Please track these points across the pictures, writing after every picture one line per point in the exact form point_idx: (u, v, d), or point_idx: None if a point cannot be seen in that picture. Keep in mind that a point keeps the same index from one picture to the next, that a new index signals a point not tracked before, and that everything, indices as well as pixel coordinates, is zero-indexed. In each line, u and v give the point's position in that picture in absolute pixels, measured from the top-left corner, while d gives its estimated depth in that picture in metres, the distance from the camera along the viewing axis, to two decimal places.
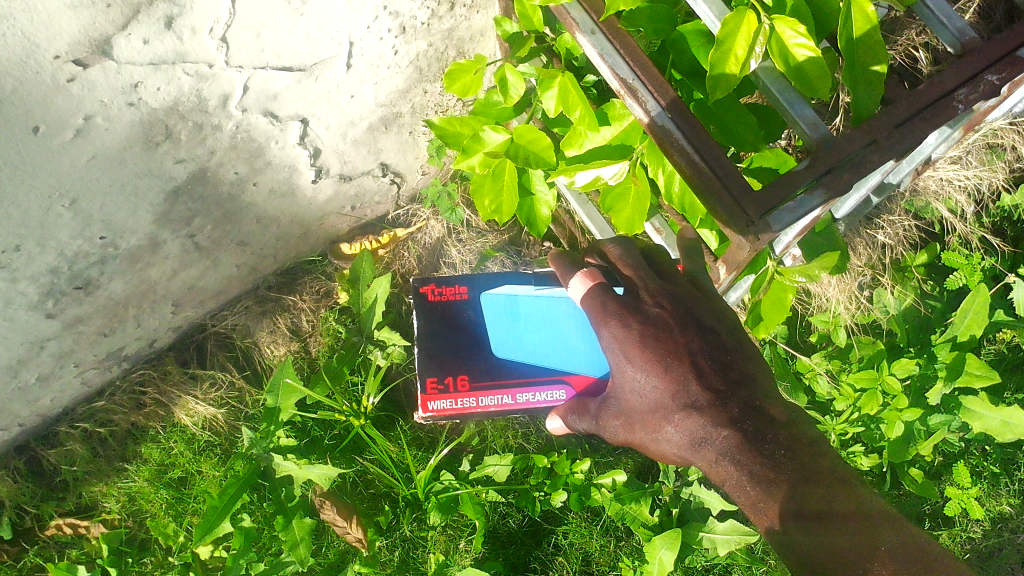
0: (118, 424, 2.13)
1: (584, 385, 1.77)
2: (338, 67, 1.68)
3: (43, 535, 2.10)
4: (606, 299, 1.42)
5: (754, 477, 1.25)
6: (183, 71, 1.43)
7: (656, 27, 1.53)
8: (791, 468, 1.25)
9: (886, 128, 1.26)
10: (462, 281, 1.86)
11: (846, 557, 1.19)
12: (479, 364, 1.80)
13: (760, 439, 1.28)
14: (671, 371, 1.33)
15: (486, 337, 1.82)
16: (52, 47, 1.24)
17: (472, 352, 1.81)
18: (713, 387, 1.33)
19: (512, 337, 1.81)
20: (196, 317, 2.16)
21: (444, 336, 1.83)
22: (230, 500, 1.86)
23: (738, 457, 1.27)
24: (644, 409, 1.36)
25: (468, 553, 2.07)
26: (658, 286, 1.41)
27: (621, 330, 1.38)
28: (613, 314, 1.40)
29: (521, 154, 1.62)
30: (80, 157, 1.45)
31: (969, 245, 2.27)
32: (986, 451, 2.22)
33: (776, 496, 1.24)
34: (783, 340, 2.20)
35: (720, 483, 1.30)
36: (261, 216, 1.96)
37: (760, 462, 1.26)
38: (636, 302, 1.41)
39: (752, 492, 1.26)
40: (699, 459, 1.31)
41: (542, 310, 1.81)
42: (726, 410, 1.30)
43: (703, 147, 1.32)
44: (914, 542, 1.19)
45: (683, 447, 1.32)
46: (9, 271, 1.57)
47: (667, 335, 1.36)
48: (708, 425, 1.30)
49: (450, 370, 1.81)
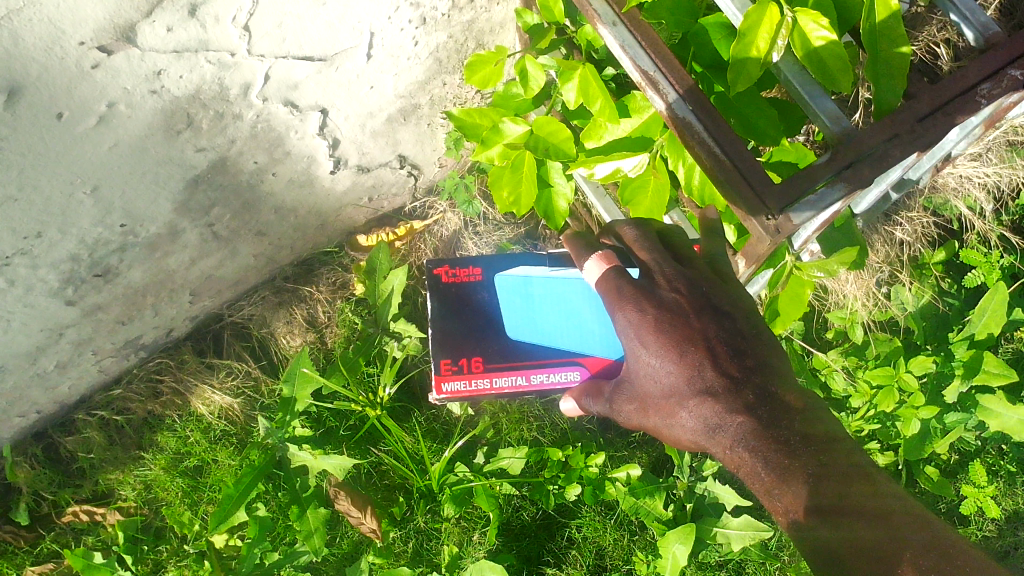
0: (135, 412, 2.15)
1: (598, 366, 1.80)
2: (359, 58, 1.69)
3: (59, 522, 2.11)
4: (621, 283, 1.41)
5: (770, 463, 1.25)
6: (205, 59, 1.44)
7: (677, 19, 1.52)
8: (807, 454, 1.25)
9: (908, 123, 1.27)
10: (476, 264, 1.90)
11: (872, 552, 1.14)
12: (493, 346, 1.84)
13: (775, 425, 1.29)
14: (686, 356, 1.33)
15: (501, 318, 1.85)
16: (77, 34, 1.25)
17: (486, 334, 1.84)
18: (728, 373, 1.33)
19: (526, 318, 1.85)
20: (213, 306, 2.17)
21: (459, 318, 1.87)
22: (246, 489, 1.88)
23: (753, 442, 1.27)
24: (658, 394, 1.37)
25: (482, 545, 2.07)
26: (674, 271, 1.40)
27: (636, 314, 1.37)
28: (628, 298, 1.39)
29: (542, 146, 1.64)
30: (102, 144, 1.46)
31: (987, 242, 2.26)
32: (1003, 451, 2.21)
33: (793, 481, 1.22)
34: (799, 336, 2.21)
35: (735, 469, 1.31)
36: (279, 206, 1.96)
37: (775, 448, 1.26)
38: (652, 285, 1.40)
39: (768, 478, 1.25)
40: (715, 444, 1.32)
41: (555, 291, 1.84)
42: (742, 397, 1.31)
43: (725, 140, 1.33)
44: (935, 530, 1.17)
45: (698, 432, 1.32)
46: (30, 257, 1.58)
47: (682, 319, 1.35)
48: (723, 411, 1.30)
49: (464, 353, 1.84)
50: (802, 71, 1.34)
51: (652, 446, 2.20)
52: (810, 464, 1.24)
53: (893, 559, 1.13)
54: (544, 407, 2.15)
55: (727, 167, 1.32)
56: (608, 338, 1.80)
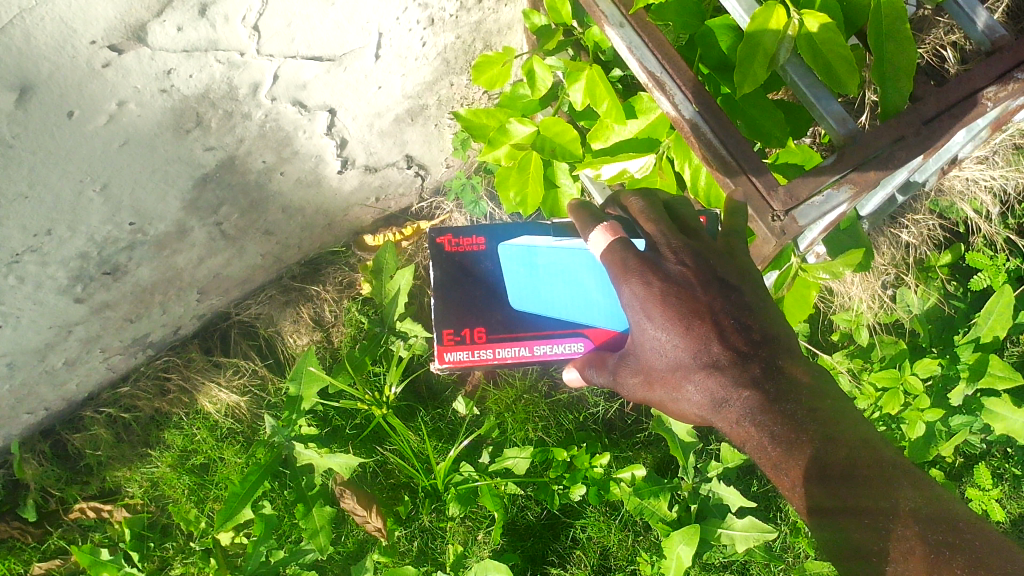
0: (142, 410, 2.15)
1: (602, 338, 1.81)
2: (367, 58, 1.70)
3: (67, 519, 2.11)
4: (627, 256, 1.40)
5: (776, 438, 1.27)
6: (215, 58, 1.45)
7: (685, 21, 1.53)
8: (812, 428, 1.27)
9: (914, 125, 1.32)
10: (480, 232, 1.89)
11: (875, 528, 1.18)
12: (496, 316, 1.84)
13: (782, 399, 1.30)
14: (693, 330, 1.32)
15: (504, 288, 1.85)
16: (89, 33, 1.26)
17: (489, 304, 1.84)
18: (735, 347, 1.33)
19: (530, 288, 1.85)
20: (220, 305, 2.18)
21: (462, 287, 1.86)
22: (252, 487, 1.90)
23: (759, 417, 1.29)
24: (663, 367, 1.36)
25: (487, 544, 2.08)
26: (681, 243, 1.39)
27: (642, 288, 1.36)
28: (635, 271, 1.38)
29: (548, 146, 1.65)
30: (112, 143, 1.47)
31: (993, 245, 2.25)
32: (1008, 453, 2.20)
33: (798, 456, 1.25)
34: (804, 338, 2.19)
35: (740, 442, 1.33)
36: (287, 205, 1.97)
37: (781, 423, 1.28)
38: (658, 258, 1.39)
39: (774, 454, 1.27)
40: (720, 418, 1.33)
41: (560, 261, 1.83)
42: (749, 371, 1.31)
43: (730, 141, 1.36)
44: (936, 501, 1.20)
45: (706, 407, 1.33)
46: (40, 255, 1.60)
47: (689, 292, 1.34)
48: (730, 385, 1.31)
49: (467, 322, 1.84)
50: (808, 72, 1.37)
51: (657, 447, 2.20)
52: (815, 439, 1.26)
53: (893, 533, 1.17)
54: (549, 408, 2.16)
55: (733, 169, 1.36)
56: (613, 307, 1.81)
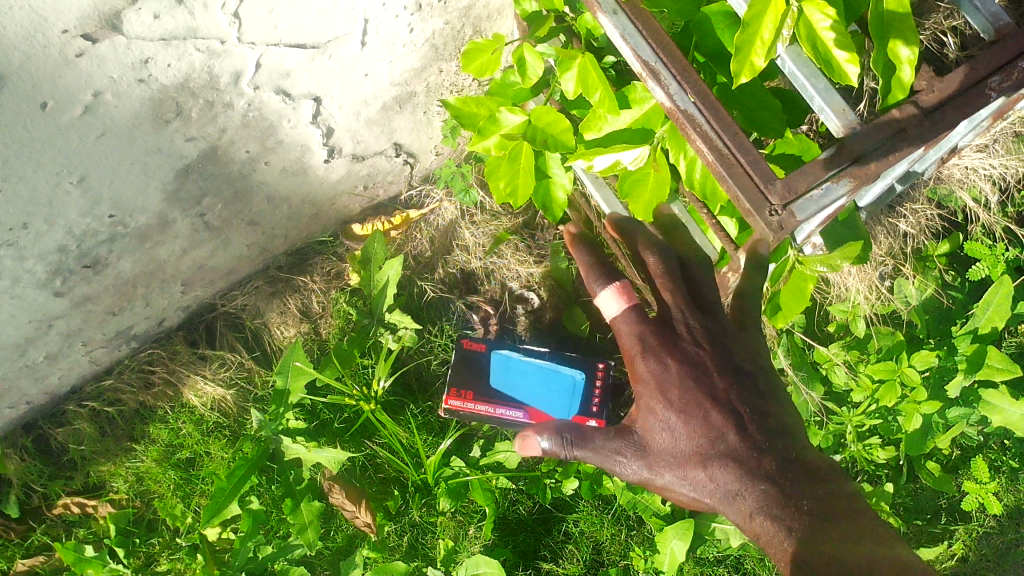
0: (127, 403, 2.10)
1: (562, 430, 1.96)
2: (353, 45, 1.65)
3: (51, 515, 2.08)
4: (645, 331, 1.38)
5: (793, 530, 1.24)
6: (194, 47, 1.40)
7: (680, 7, 1.47)
8: (828, 518, 1.25)
9: (916, 116, 1.30)
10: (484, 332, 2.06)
11: None
12: (479, 384, 2.01)
13: (797, 492, 1.28)
14: (710, 418, 1.31)
15: (489, 368, 2.02)
16: (61, 22, 1.22)
17: (477, 378, 2.01)
18: (751, 438, 1.31)
19: (508, 375, 2.01)
20: (205, 296, 2.13)
21: (462, 363, 2.02)
22: (239, 482, 1.87)
23: (773, 510, 1.26)
24: (675, 455, 1.32)
25: (478, 539, 2.04)
26: (698, 322, 1.38)
27: (660, 367, 1.35)
28: (653, 349, 1.36)
29: (539, 137, 1.59)
30: (89, 134, 1.43)
31: (992, 234, 2.20)
32: (1006, 445, 2.16)
33: (819, 543, 1.22)
34: (800, 329, 2.13)
35: (752, 540, 1.29)
36: (272, 195, 1.93)
37: (800, 515, 1.25)
38: (675, 337, 1.38)
39: (790, 548, 1.24)
40: (731, 512, 1.29)
41: (535, 368, 2.02)
42: (764, 463, 1.29)
43: (728, 134, 1.33)
44: None
45: (717, 499, 1.30)
46: (16, 249, 1.55)
47: (707, 380, 1.34)
48: (744, 476, 1.28)
49: (460, 384, 2.01)
50: (806, 61, 1.37)
51: None
52: (833, 527, 1.24)
53: None
54: None
55: (730, 162, 1.32)
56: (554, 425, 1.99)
